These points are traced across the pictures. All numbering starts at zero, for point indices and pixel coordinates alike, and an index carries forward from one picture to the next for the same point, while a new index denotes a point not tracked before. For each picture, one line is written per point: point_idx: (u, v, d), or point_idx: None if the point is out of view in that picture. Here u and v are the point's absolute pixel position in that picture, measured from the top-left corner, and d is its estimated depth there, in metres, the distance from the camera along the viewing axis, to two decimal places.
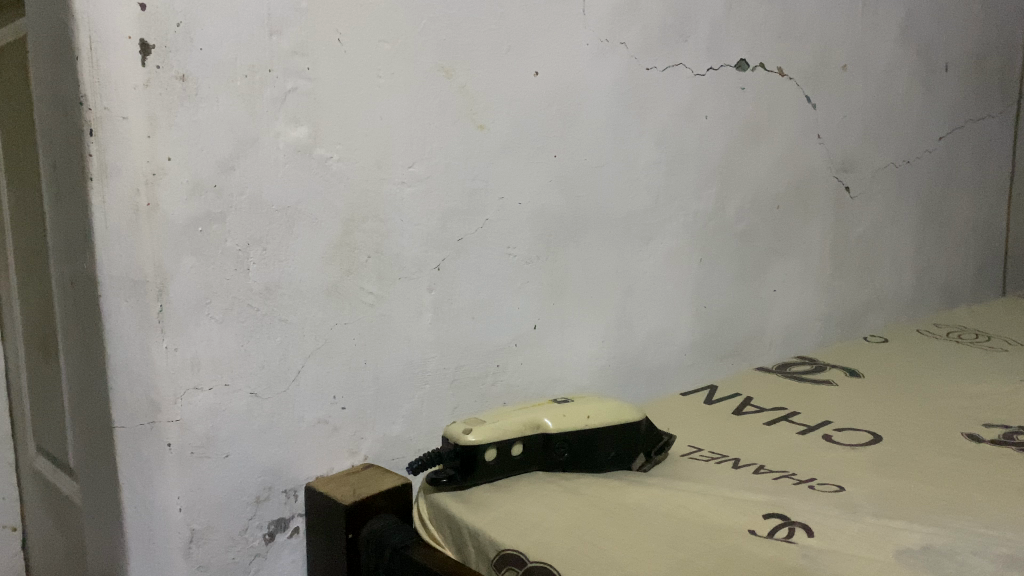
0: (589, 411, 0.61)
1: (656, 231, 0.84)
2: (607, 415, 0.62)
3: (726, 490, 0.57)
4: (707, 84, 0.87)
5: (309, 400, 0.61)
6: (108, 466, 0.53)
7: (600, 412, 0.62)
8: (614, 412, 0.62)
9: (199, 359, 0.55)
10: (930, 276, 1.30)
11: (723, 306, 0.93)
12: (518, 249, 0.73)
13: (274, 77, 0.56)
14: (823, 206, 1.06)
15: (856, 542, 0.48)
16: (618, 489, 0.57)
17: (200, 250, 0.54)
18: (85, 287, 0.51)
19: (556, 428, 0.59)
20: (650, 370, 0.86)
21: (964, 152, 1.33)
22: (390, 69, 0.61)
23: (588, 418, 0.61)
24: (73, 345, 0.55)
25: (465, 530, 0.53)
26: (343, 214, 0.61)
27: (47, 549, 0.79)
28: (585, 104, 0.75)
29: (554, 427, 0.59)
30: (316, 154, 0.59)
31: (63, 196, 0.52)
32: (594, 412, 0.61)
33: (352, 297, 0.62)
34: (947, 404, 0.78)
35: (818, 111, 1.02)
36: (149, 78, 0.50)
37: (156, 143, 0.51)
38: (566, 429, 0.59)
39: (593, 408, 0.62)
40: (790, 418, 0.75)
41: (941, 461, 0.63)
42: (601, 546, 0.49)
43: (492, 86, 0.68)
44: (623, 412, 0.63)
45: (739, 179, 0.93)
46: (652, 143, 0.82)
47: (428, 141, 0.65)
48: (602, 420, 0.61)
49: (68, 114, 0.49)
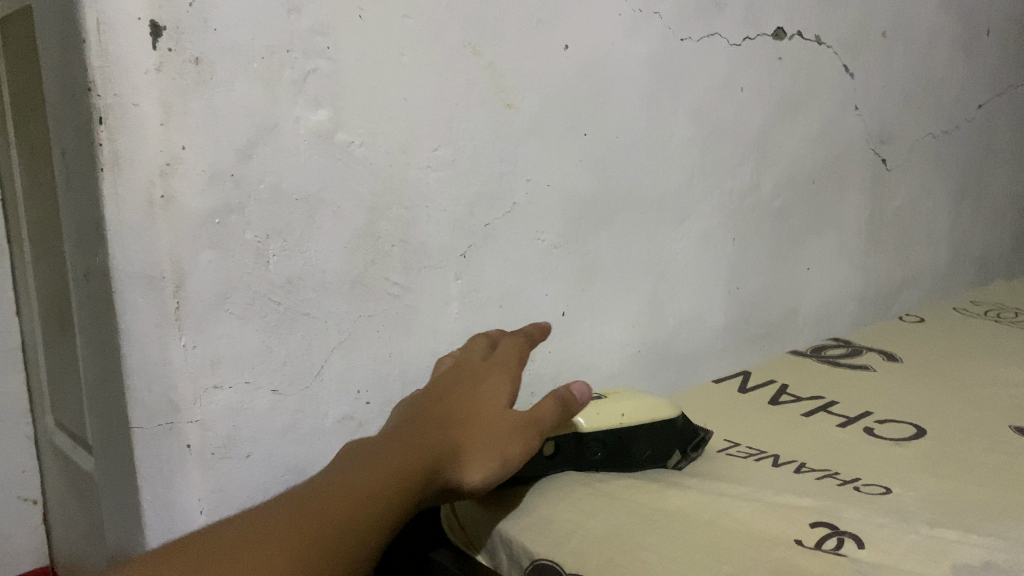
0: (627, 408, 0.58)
1: (690, 211, 0.81)
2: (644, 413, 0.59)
3: (769, 493, 0.55)
4: (744, 55, 0.82)
5: (333, 396, 0.59)
6: (127, 466, 0.52)
7: (641, 410, 0.59)
8: (652, 410, 0.59)
9: (220, 357, 0.53)
10: (965, 250, 1.25)
11: (757, 287, 0.90)
12: (548, 235, 0.70)
13: (293, 58, 0.52)
14: (860, 180, 1.02)
15: (911, 555, 0.46)
16: (655, 493, 0.55)
17: (219, 243, 0.51)
18: (101, 282, 0.49)
19: (589, 428, 0.56)
20: (682, 355, 0.84)
21: (1004, 121, 1.28)
22: (415, 47, 0.58)
23: (622, 416, 0.58)
24: (91, 338, 0.53)
25: (498, 538, 0.52)
26: (367, 203, 0.58)
27: (68, 529, 0.78)
28: (617, 79, 0.71)
29: (587, 426, 0.56)
30: (337, 140, 0.55)
31: (74, 185, 0.49)
32: (632, 409, 0.58)
33: (376, 289, 0.60)
34: (992, 393, 0.75)
35: (856, 81, 0.98)
36: (160, 62, 0.47)
37: (171, 131, 0.48)
38: (600, 428, 0.56)
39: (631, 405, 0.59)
40: (829, 409, 0.73)
41: (993, 460, 0.60)
42: (641, 557, 0.46)
43: (521, 63, 0.64)
44: (661, 411, 0.60)
45: (775, 154, 0.89)
46: (687, 119, 0.78)
47: (454, 122, 0.61)
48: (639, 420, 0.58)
49: (78, 100, 0.46)
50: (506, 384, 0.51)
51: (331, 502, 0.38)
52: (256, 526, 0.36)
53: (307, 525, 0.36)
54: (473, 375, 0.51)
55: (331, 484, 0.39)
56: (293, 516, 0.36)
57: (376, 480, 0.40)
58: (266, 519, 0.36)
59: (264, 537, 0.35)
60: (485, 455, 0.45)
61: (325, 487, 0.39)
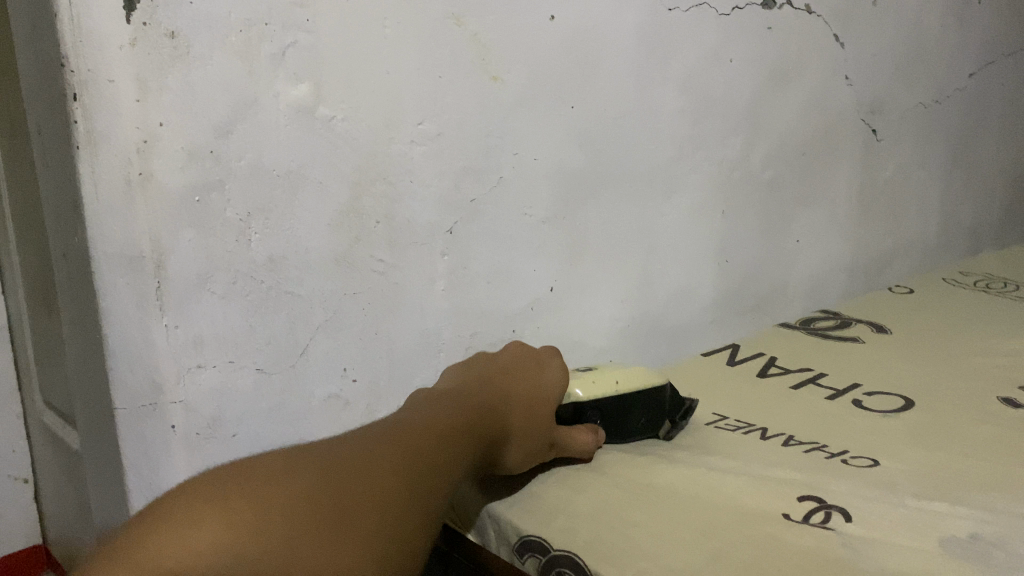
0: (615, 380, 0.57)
1: (679, 184, 0.80)
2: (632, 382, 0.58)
3: (757, 467, 0.55)
4: (734, 24, 0.81)
5: (319, 374, 0.58)
6: (112, 447, 0.51)
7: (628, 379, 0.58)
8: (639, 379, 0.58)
9: (202, 337, 0.52)
10: (955, 220, 1.25)
11: (747, 259, 0.90)
12: (536, 210, 0.69)
13: (272, 31, 0.51)
14: (850, 151, 1.01)
15: (899, 529, 0.46)
16: (643, 468, 0.55)
17: (199, 221, 0.50)
18: (79, 263, 0.48)
19: (588, 397, 0.55)
20: (671, 329, 0.84)
21: (994, 89, 1.27)
22: (397, 19, 0.57)
23: (617, 384, 0.57)
24: (71, 319, 0.53)
25: (485, 514, 0.52)
26: (350, 179, 0.57)
27: (59, 507, 0.78)
28: (605, 50, 0.70)
29: (586, 396, 0.55)
30: (319, 114, 0.54)
31: (50, 163, 0.48)
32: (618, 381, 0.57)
33: (361, 267, 0.59)
34: (980, 364, 0.75)
35: (847, 51, 0.96)
36: (134, 37, 0.46)
37: (147, 108, 0.47)
38: (598, 396, 0.56)
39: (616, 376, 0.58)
40: (818, 381, 0.73)
41: (981, 431, 0.60)
42: (628, 533, 0.46)
43: (506, 34, 0.63)
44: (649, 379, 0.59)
45: (765, 126, 0.88)
46: (676, 91, 0.77)
47: (439, 97, 0.60)
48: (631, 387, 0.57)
49: (51, 77, 0.45)
50: (562, 378, 0.54)
51: (429, 458, 0.39)
52: (373, 459, 0.36)
53: (414, 476, 0.37)
54: (531, 357, 0.54)
55: (421, 434, 0.40)
56: (400, 460, 0.37)
57: (458, 451, 0.42)
58: (378, 454, 0.37)
59: (388, 480, 0.36)
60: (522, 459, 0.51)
61: (417, 436, 0.40)
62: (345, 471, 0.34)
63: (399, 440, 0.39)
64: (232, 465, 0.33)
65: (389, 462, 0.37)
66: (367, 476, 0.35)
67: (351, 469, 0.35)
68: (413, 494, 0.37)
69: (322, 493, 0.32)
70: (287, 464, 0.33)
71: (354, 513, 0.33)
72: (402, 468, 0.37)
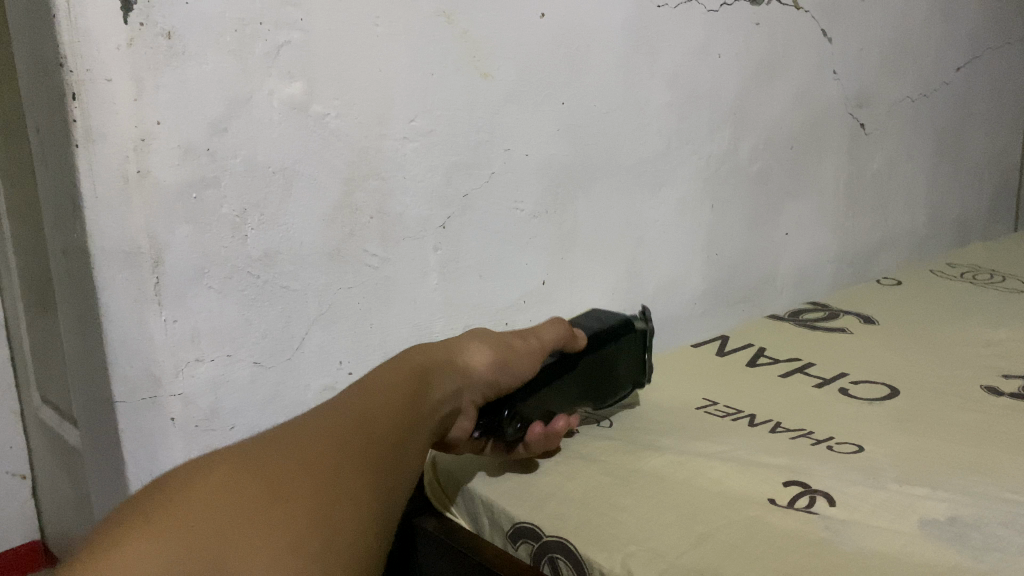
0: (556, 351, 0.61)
1: (668, 177, 0.81)
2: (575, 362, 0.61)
3: (743, 452, 0.56)
4: (722, 20, 0.82)
5: (314, 366, 0.59)
6: (112, 439, 0.53)
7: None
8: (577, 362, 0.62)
9: (200, 331, 0.53)
10: (942, 212, 1.27)
11: (735, 251, 0.91)
12: (526, 204, 0.70)
13: (266, 30, 0.52)
14: (837, 143, 1.02)
15: (880, 512, 0.47)
16: (633, 455, 0.56)
17: (195, 217, 0.51)
18: (78, 258, 0.49)
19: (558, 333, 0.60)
20: (661, 320, 0.85)
21: (981, 82, 1.29)
22: (388, 17, 0.58)
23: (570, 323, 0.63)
24: (71, 313, 0.54)
25: (478, 501, 0.53)
26: (343, 175, 0.58)
27: (57, 502, 0.79)
28: (594, 46, 0.71)
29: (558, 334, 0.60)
30: (312, 112, 0.55)
31: (48, 161, 0.49)
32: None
33: (354, 260, 0.60)
34: (963, 354, 0.76)
35: (834, 45, 0.98)
36: (131, 37, 0.47)
37: (143, 106, 0.48)
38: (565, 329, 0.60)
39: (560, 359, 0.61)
40: (805, 370, 0.74)
41: (963, 418, 0.62)
42: (617, 518, 0.48)
43: (496, 30, 0.64)
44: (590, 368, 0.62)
45: (753, 119, 0.89)
46: (664, 85, 0.78)
47: (429, 93, 0.61)
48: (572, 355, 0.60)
49: (50, 76, 0.46)
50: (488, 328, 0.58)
51: (370, 422, 0.41)
52: (300, 437, 0.38)
53: (350, 440, 0.39)
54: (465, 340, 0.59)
55: (360, 404, 0.42)
56: (332, 431, 0.39)
57: (403, 407, 0.44)
58: (307, 434, 0.39)
59: (320, 449, 0.38)
60: (503, 359, 0.51)
61: (353, 406, 0.42)
62: (270, 455, 0.37)
63: (331, 417, 0.41)
64: (159, 479, 0.35)
65: (320, 436, 0.39)
66: (291, 453, 0.37)
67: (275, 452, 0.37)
68: (350, 450, 0.39)
69: (241, 477, 0.35)
70: (206, 465, 0.36)
71: (282, 480, 0.35)
72: (336, 437, 0.39)
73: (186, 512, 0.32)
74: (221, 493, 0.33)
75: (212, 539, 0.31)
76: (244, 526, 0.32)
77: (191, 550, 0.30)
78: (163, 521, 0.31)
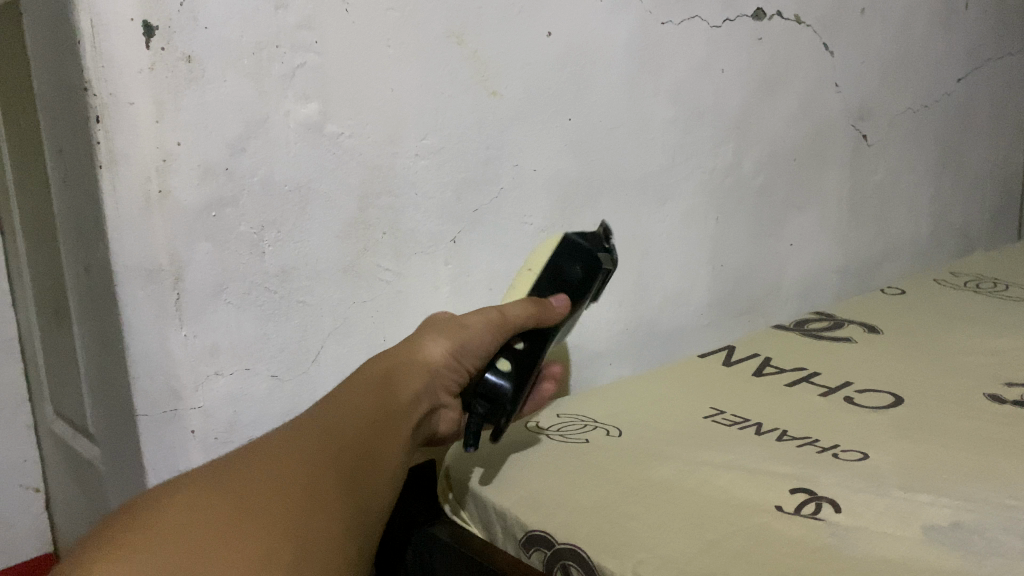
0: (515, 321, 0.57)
1: (673, 191, 0.83)
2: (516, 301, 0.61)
3: (751, 461, 0.57)
4: (725, 35, 0.84)
5: (330, 379, 0.61)
6: (134, 451, 0.54)
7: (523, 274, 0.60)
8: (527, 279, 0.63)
9: (219, 345, 0.55)
10: (945, 221, 1.28)
11: (741, 262, 0.92)
12: (535, 218, 0.72)
13: (282, 53, 0.54)
14: (840, 155, 1.03)
15: (884, 518, 0.48)
16: (642, 464, 0.57)
17: (215, 235, 0.53)
18: (102, 276, 0.51)
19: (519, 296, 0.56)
20: (668, 332, 0.86)
21: (983, 93, 1.30)
22: (400, 38, 0.59)
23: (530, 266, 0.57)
24: (93, 329, 0.55)
25: (492, 510, 0.55)
26: (357, 192, 0.59)
27: (70, 514, 0.80)
28: (599, 63, 0.73)
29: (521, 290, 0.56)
30: (327, 131, 0.57)
31: (72, 181, 0.51)
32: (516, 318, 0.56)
33: (369, 276, 0.61)
34: (967, 362, 0.77)
35: (836, 58, 0.99)
36: (153, 61, 0.48)
37: (165, 127, 0.49)
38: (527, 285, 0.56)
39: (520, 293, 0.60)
40: (811, 379, 0.75)
41: (967, 425, 0.63)
42: (628, 525, 0.49)
43: (504, 49, 0.66)
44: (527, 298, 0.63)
45: (757, 132, 0.91)
46: (669, 100, 0.80)
47: (439, 111, 0.63)
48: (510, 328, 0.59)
49: (74, 101, 0.48)
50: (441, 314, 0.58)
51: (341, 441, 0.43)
52: (276, 458, 0.41)
53: (327, 465, 0.41)
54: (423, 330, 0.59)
55: (328, 424, 0.44)
56: (310, 451, 0.42)
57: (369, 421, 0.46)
58: (285, 456, 0.41)
59: (297, 464, 0.40)
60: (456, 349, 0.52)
61: (327, 427, 0.44)
62: (250, 475, 0.39)
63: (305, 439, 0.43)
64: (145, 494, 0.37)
65: (294, 457, 0.41)
66: (270, 474, 0.39)
67: (255, 474, 0.39)
68: (315, 466, 0.41)
69: (213, 494, 0.37)
70: (184, 485, 0.38)
71: (251, 495, 0.37)
72: (311, 461, 0.41)
73: (165, 522, 0.34)
74: (196, 508, 0.36)
75: (199, 550, 0.33)
76: (229, 538, 0.34)
77: (187, 562, 0.32)
78: (154, 529, 0.34)
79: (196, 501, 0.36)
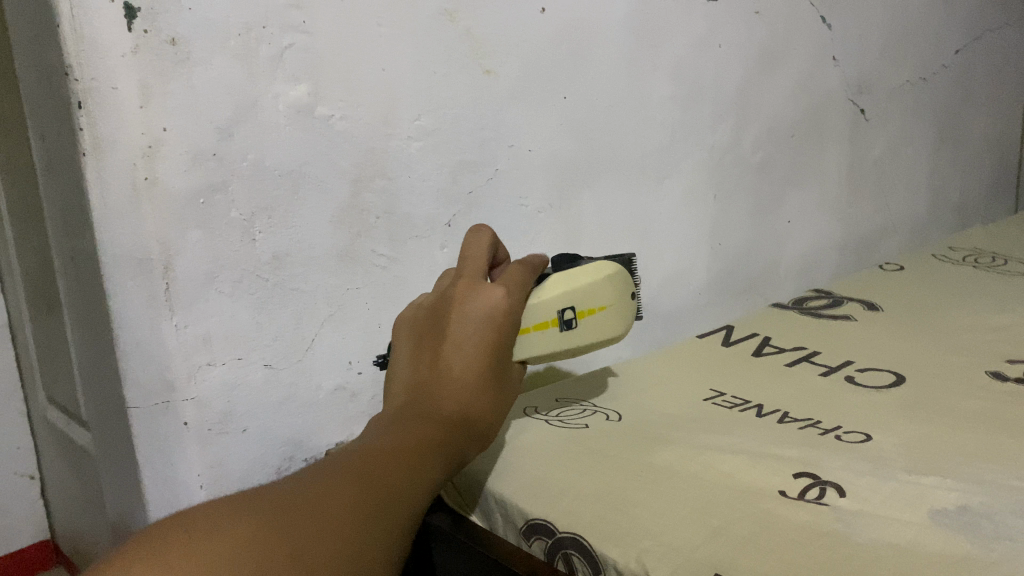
0: (536, 326, 0.51)
1: (671, 170, 0.82)
2: (596, 302, 0.54)
3: (753, 444, 0.57)
4: (723, 9, 0.82)
5: (326, 366, 0.60)
6: (127, 442, 0.53)
7: (601, 326, 0.54)
8: (622, 304, 0.55)
9: (212, 334, 0.53)
10: (943, 196, 1.27)
11: (739, 240, 0.91)
12: (531, 200, 0.70)
13: (270, 34, 0.52)
14: (838, 130, 1.02)
15: (890, 502, 0.47)
16: (643, 449, 0.57)
17: (206, 223, 0.52)
18: (89, 265, 0.50)
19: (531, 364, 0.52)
20: (666, 313, 0.85)
21: (980, 65, 1.29)
22: (392, 17, 0.58)
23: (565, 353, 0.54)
24: (83, 319, 0.54)
25: (492, 498, 0.54)
26: (350, 176, 0.58)
27: (66, 503, 0.79)
28: (595, 40, 0.71)
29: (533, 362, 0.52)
30: (317, 113, 0.55)
31: (56, 167, 0.50)
32: (533, 332, 0.51)
33: (364, 261, 0.60)
34: (967, 339, 0.77)
35: (834, 31, 0.97)
36: (137, 44, 0.47)
37: (151, 113, 0.48)
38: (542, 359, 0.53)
39: (587, 318, 0.54)
40: (811, 358, 0.75)
41: (971, 405, 0.62)
42: (632, 513, 0.48)
43: (498, 26, 0.64)
44: (622, 280, 0.56)
45: (754, 108, 0.89)
46: (666, 78, 0.78)
47: (434, 91, 0.61)
48: (552, 294, 0.52)
49: (56, 86, 0.46)
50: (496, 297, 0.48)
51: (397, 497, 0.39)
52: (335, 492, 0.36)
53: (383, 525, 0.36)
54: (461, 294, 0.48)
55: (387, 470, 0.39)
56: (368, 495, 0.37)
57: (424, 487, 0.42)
58: (343, 501, 0.36)
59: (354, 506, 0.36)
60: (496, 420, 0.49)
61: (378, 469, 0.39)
62: (306, 523, 0.34)
63: (363, 481, 0.38)
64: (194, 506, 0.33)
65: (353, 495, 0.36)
66: (324, 520, 0.34)
67: (310, 521, 0.34)
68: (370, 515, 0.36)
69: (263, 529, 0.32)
70: (237, 518, 0.32)
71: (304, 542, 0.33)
72: (366, 514, 0.36)
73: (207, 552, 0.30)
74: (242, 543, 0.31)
75: None
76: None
77: None
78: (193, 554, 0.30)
79: (244, 554, 0.31)
